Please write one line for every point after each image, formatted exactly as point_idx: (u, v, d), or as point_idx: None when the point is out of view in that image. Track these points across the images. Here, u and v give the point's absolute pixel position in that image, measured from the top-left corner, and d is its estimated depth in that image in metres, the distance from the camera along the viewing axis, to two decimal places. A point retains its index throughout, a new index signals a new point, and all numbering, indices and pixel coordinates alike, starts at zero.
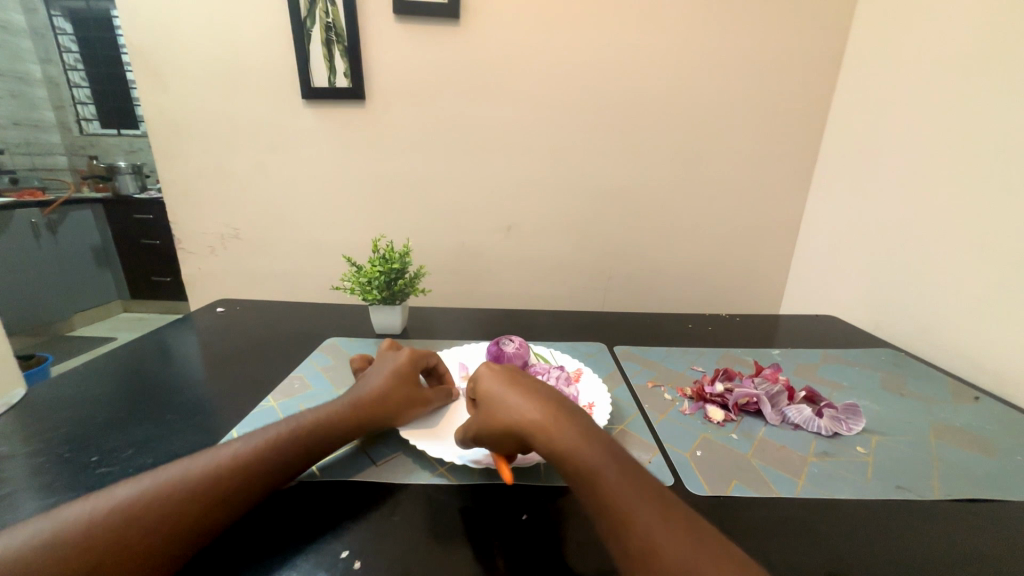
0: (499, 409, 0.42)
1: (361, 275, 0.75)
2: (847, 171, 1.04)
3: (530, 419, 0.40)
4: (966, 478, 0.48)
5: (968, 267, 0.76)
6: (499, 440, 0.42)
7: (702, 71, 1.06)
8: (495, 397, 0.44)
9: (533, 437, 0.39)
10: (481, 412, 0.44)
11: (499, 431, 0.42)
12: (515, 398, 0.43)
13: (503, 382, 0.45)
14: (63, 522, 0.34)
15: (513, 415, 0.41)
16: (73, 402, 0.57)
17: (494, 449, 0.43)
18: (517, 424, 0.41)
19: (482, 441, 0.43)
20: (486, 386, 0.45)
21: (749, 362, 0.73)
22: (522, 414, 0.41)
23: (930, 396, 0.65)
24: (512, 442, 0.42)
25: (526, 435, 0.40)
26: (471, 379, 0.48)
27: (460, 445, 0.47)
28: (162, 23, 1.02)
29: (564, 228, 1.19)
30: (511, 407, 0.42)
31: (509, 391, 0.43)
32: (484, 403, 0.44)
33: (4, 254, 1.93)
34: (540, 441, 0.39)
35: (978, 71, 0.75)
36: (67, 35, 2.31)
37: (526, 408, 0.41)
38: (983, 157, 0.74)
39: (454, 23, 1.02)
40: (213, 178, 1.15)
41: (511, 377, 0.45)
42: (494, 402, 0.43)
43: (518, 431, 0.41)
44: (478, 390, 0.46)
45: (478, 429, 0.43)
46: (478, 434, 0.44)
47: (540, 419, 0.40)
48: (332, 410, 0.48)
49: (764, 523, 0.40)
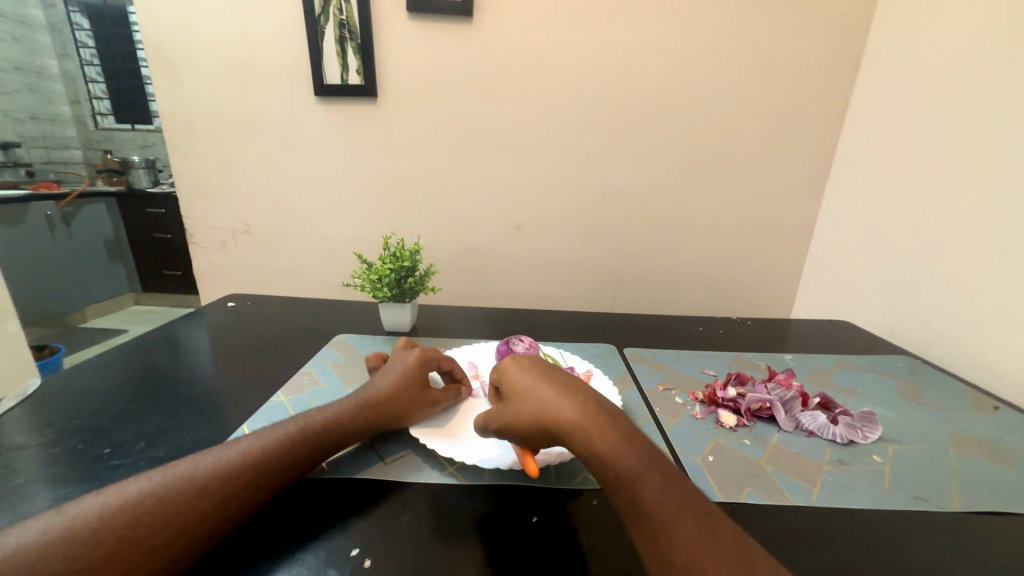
0: (533, 404, 0.41)
1: (372, 272, 0.75)
2: (863, 175, 1.02)
3: (566, 417, 0.39)
4: (986, 490, 0.47)
5: (988, 274, 0.74)
6: (529, 433, 0.41)
7: (717, 71, 1.05)
8: (529, 391, 0.43)
9: (568, 435, 0.39)
10: (511, 405, 0.43)
11: (531, 426, 0.41)
12: (549, 393, 0.42)
13: (535, 376, 0.44)
14: (73, 518, 0.34)
15: (548, 411, 0.40)
16: (87, 393, 0.57)
17: (519, 443, 0.43)
18: (552, 420, 0.40)
19: (508, 434, 0.43)
20: (518, 379, 0.44)
21: (762, 367, 0.72)
22: (557, 411, 0.40)
23: (948, 405, 0.64)
24: (542, 437, 0.41)
25: (560, 432, 0.39)
26: (496, 370, 0.48)
27: (482, 434, 0.48)
28: (177, 19, 1.03)
29: (574, 228, 1.18)
30: (547, 403, 0.41)
31: (543, 386, 0.42)
32: (511, 397, 0.44)
33: (21, 246, 1.96)
34: (575, 439, 0.38)
35: (1001, 74, 0.73)
36: (84, 30, 2.34)
37: (562, 405, 0.40)
38: (1004, 162, 0.72)
39: (467, 21, 1.01)
40: (225, 173, 1.16)
41: (544, 372, 0.44)
42: (527, 396, 0.42)
43: (551, 427, 0.40)
44: (509, 382, 0.45)
45: (507, 421, 0.43)
46: (505, 426, 0.43)
47: (576, 418, 0.39)
48: (340, 408, 0.48)
49: (777, 532, 0.39)
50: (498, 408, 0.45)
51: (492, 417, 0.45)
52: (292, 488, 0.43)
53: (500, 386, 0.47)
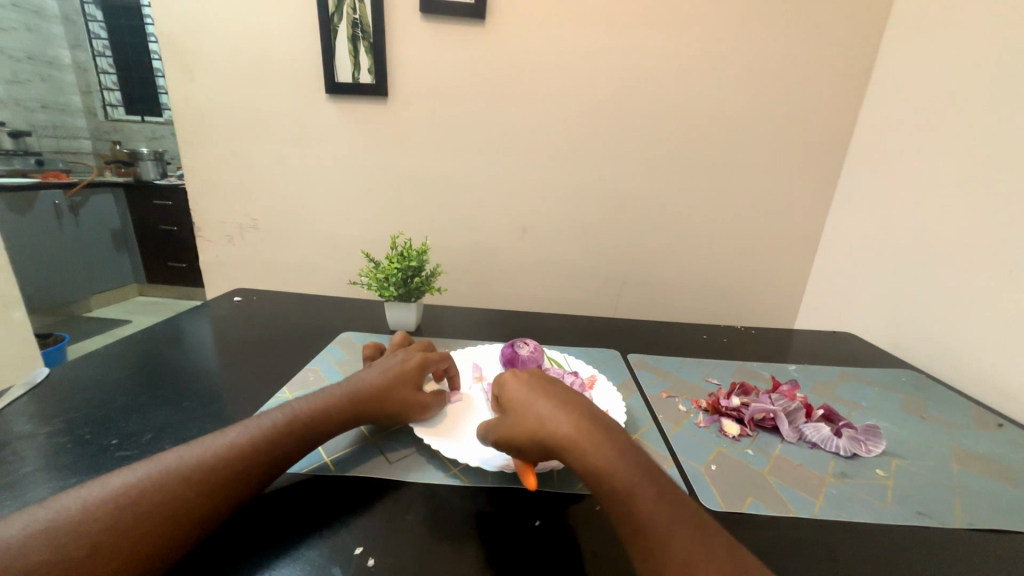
0: (529, 418, 0.42)
1: (379, 271, 0.76)
2: (872, 188, 1.02)
3: (564, 433, 0.39)
4: (988, 506, 0.47)
5: (992, 291, 0.74)
6: (527, 447, 0.41)
7: (728, 78, 1.05)
8: (527, 405, 0.43)
9: (564, 450, 0.39)
10: (508, 418, 0.44)
11: (527, 440, 0.41)
12: (546, 406, 0.42)
13: (533, 391, 0.44)
14: (56, 511, 0.33)
15: (544, 425, 0.41)
16: (93, 385, 0.58)
17: (517, 456, 0.42)
18: (549, 435, 0.40)
19: (505, 447, 0.43)
20: (515, 392, 0.45)
21: (766, 376, 0.72)
22: (552, 424, 0.40)
23: (952, 421, 0.64)
24: (538, 451, 0.41)
25: (556, 447, 0.39)
26: (495, 384, 0.48)
27: (482, 443, 0.46)
28: (193, 14, 1.04)
29: (580, 231, 1.18)
30: (544, 417, 0.41)
31: (540, 400, 0.43)
32: (510, 410, 0.44)
33: (30, 233, 1.98)
34: (571, 455, 0.38)
35: (1009, 91, 0.74)
36: (97, 22, 2.37)
37: (560, 419, 0.40)
38: (1010, 179, 0.72)
39: (479, 23, 1.02)
40: (233, 167, 1.17)
41: (541, 386, 0.45)
42: (525, 411, 0.43)
43: (548, 442, 0.40)
44: (506, 395, 0.46)
45: (504, 434, 0.43)
46: (502, 439, 0.43)
47: (572, 433, 0.39)
48: (327, 400, 0.47)
49: (782, 544, 0.39)
50: (496, 420, 0.45)
51: (491, 428, 0.45)
52: (277, 485, 0.43)
53: (500, 400, 0.47)
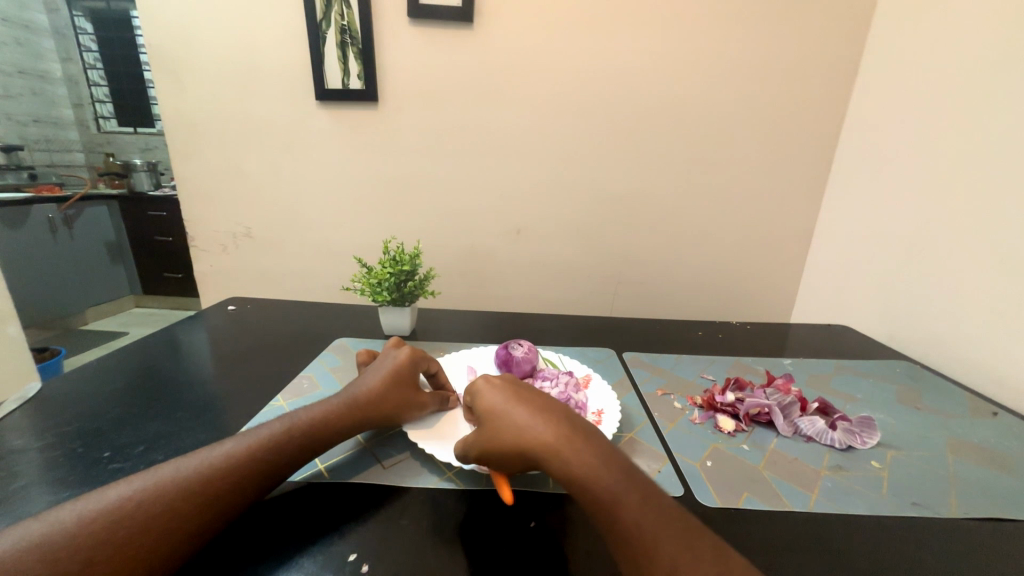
0: (509, 428, 0.41)
1: (372, 276, 0.75)
2: (863, 180, 1.02)
3: (545, 441, 0.39)
4: (983, 495, 0.47)
5: (985, 280, 0.74)
6: (510, 460, 0.41)
7: (717, 74, 1.05)
8: (506, 415, 0.42)
9: (547, 459, 0.39)
10: (486, 431, 0.43)
11: (509, 451, 0.41)
12: (524, 415, 0.42)
13: (511, 399, 0.44)
14: (52, 524, 0.33)
15: (525, 435, 0.40)
16: (86, 397, 0.58)
17: (499, 469, 0.42)
18: (530, 446, 0.40)
19: (487, 461, 0.42)
20: (492, 402, 0.44)
21: (761, 371, 0.72)
22: (533, 434, 0.40)
23: (947, 411, 0.64)
24: (521, 462, 0.40)
25: (539, 457, 0.39)
26: (469, 395, 0.48)
27: (460, 459, 0.45)
28: (181, 24, 1.04)
29: (573, 231, 1.18)
30: (524, 427, 0.41)
31: (518, 408, 0.43)
32: (487, 422, 0.44)
33: (25, 250, 1.98)
34: (555, 464, 0.38)
35: (997, 80, 0.74)
36: (88, 34, 2.36)
37: (539, 428, 0.40)
38: (1001, 168, 0.72)
39: (468, 27, 1.02)
40: (226, 176, 1.17)
41: (517, 394, 0.45)
42: (503, 421, 0.42)
43: (530, 452, 0.40)
44: (482, 406, 0.45)
45: (485, 447, 0.42)
46: (484, 453, 0.42)
47: (552, 441, 0.39)
48: (317, 410, 0.47)
49: (778, 539, 0.39)
50: (474, 434, 0.44)
51: (470, 444, 0.44)
52: (275, 494, 0.43)
53: (475, 412, 0.46)
